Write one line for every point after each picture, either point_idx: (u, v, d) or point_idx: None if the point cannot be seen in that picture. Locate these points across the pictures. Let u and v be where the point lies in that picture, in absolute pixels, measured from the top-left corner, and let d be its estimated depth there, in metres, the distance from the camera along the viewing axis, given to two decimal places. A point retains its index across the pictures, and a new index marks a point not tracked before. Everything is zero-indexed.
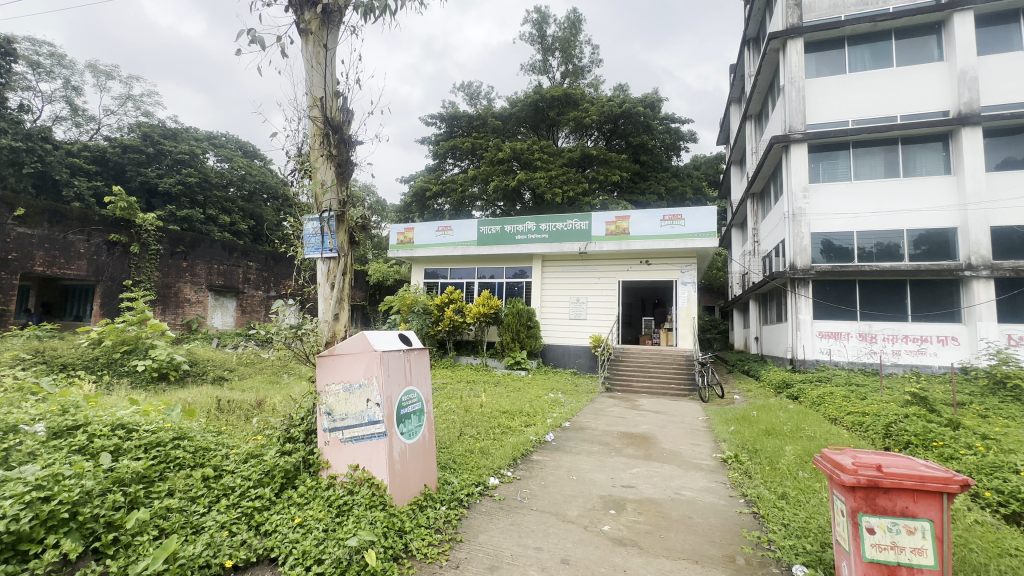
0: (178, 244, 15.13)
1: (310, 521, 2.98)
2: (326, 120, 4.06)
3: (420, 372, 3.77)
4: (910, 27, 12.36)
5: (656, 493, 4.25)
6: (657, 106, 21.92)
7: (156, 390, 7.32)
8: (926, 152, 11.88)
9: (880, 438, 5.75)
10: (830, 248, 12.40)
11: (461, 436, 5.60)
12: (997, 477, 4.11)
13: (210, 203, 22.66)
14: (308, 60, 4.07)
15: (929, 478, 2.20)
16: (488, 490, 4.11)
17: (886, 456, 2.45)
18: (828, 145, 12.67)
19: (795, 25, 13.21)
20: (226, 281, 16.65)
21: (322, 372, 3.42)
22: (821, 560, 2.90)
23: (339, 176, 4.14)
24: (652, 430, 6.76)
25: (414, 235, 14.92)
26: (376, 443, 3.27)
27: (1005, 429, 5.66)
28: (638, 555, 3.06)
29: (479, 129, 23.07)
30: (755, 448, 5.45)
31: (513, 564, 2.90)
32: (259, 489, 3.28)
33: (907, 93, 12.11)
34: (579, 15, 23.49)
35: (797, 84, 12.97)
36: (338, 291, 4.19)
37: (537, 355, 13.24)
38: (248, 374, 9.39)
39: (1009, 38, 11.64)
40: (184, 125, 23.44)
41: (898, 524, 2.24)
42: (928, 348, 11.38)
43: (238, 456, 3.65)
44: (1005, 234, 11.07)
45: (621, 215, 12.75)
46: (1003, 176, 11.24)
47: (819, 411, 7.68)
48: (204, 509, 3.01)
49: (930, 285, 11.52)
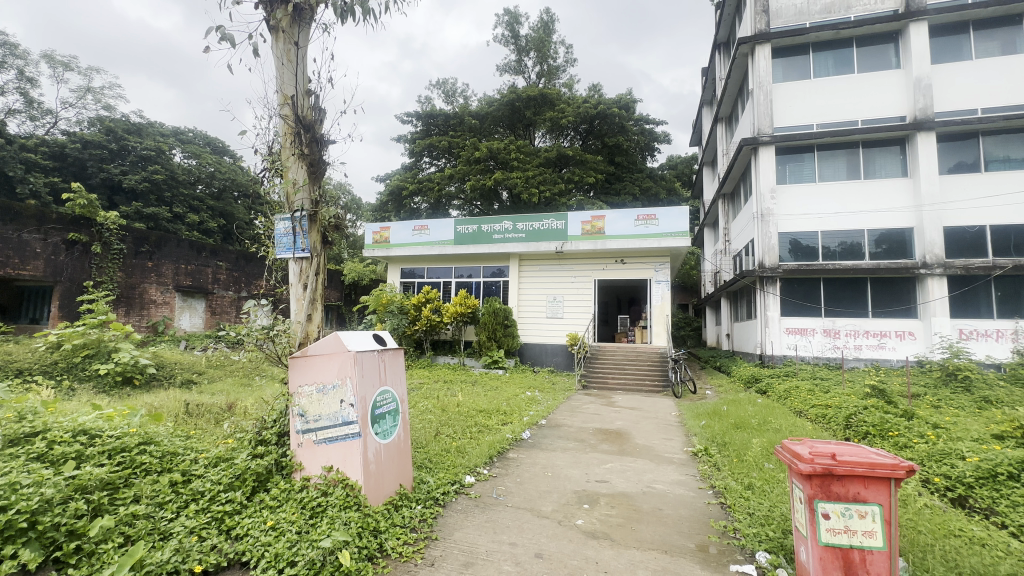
0: (143, 244, 14.60)
1: (283, 524, 2.95)
2: (298, 118, 4.02)
3: (395, 373, 3.77)
4: (871, 35, 12.89)
5: (629, 487, 4.36)
6: (631, 107, 22.24)
7: (120, 395, 7.05)
8: (885, 155, 12.44)
9: (841, 429, 6.01)
10: (797, 248, 12.83)
11: (438, 435, 5.61)
12: (946, 464, 4.35)
13: (177, 200, 21.88)
14: (278, 57, 4.02)
15: (879, 464, 2.34)
16: (464, 488, 4.13)
17: (841, 445, 2.58)
18: (794, 148, 13.13)
19: (762, 31, 13.56)
20: (195, 282, 16.16)
21: (293, 374, 3.40)
22: (782, 546, 3.05)
23: (312, 175, 4.10)
24: (626, 426, 6.90)
25: (390, 234, 14.81)
26: (350, 443, 3.27)
27: (955, 419, 5.97)
28: (610, 547, 3.15)
29: (455, 128, 23.00)
30: (723, 441, 5.62)
31: (488, 560, 2.94)
32: (230, 493, 3.23)
33: (867, 99, 12.65)
34: (553, 16, 23.63)
35: (764, 88, 13.37)
36: (311, 291, 4.15)
37: (513, 354, 13.30)
38: (218, 376, 9.12)
39: (960, 48, 12.23)
40: (148, 120, 22.68)
41: (850, 509, 2.38)
42: (887, 343, 11.93)
43: (206, 460, 3.59)
44: (957, 234, 11.69)
45: (597, 215, 12.92)
46: (955, 180, 11.87)
47: (786, 404, 7.94)
48: (172, 515, 2.96)
49: (889, 283, 12.06)
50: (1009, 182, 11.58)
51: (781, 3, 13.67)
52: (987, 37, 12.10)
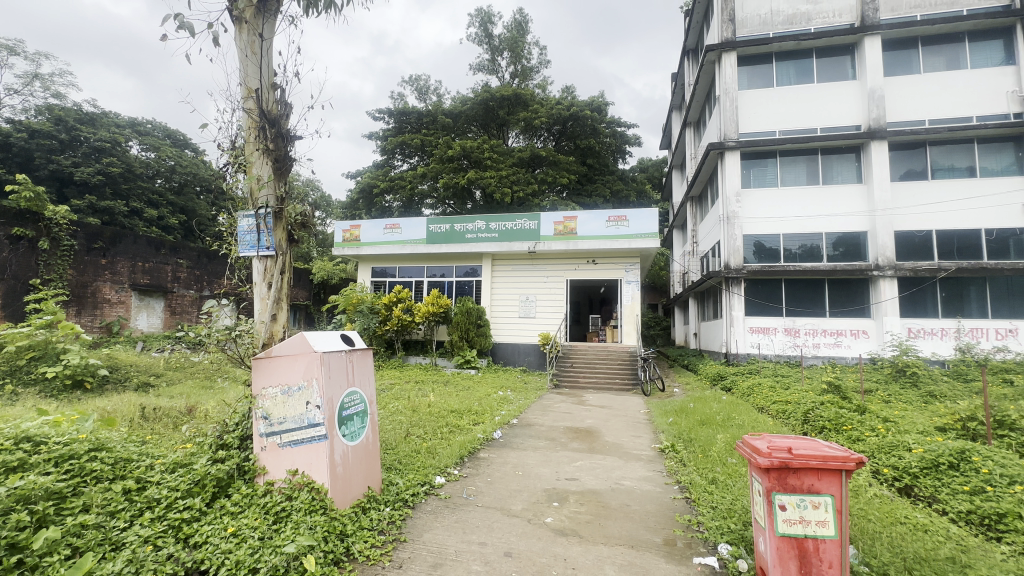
0: (96, 240, 13.88)
1: (245, 530, 2.86)
2: (263, 113, 3.91)
3: (363, 374, 3.72)
4: (829, 47, 13.47)
5: (598, 484, 4.42)
6: (604, 110, 22.53)
7: (70, 399, 6.69)
8: (842, 162, 13.04)
9: (799, 424, 6.28)
10: (761, 249, 13.29)
11: (408, 435, 5.55)
12: (895, 456, 4.59)
13: (134, 194, 20.89)
14: (242, 49, 3.89)
15: (831, 457, 2.46)
16: (434, 489, 4.10)
17: (796, 439, 2.70)
18: (758, 153, 13.59)
19: (729, 39, 13.93)
20: (153, 280, 15.46)
21: (257, 375, 3.31)
22: (743, 538, 3.16)
23: (277, 172, 4.00)
24: (596, 424, 7.02)
25: (361, 232, 14.57)
26: (316, 446, 3.20)
27: (903, 413, 6.31)
28: (578, 544, 3.19)
29: (429, 126, 22.84)
30: (689, 437, 5.78)
31: (457, 561, 2.93)
32: (188, 500, 3.11)
33: (825, 108, 13.21)
34: (527, 16, 23.69)
35: (730, 95, 13.76)
36: (276, 290, 4.03)
37: (486, 354, 13.29)
38: (178, 379, 8.76)
39: (910, 63, 12.92)
40: (102, 110, 21.57)
41: (805, 500, 2.49)
42: (843, 341, 12.51)
43: (163, 466, 3.45)
44: (907, 237, 12.39)
45: (569, 215, 13.04)
46: (905, 187, 12.54)
47: (749, 401, 8.24)
48: (126, 524, 2.83)
49: (845, 284, 12.64)
50: (953, 190, 12.32)
51: (747, 13, 14.07)
52: (934, 52, 12.83)
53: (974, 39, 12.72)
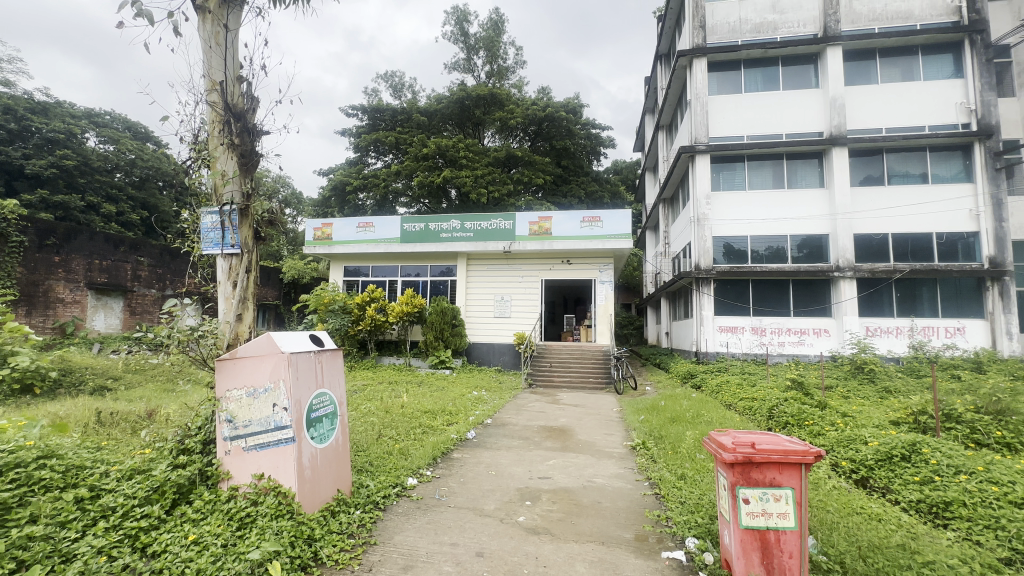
0: (49, 236, 13.14)
1: (207, 537, 2.77)
2: (228, 106, 3.79)
3: (333, 374, 3.64)
4: (794, 56, 13.96)
5: (571, 482, 4.47)
6: (578, 112, 22.74)
7: (18, 405, 6.31)
8: (805, 167, 13.54)
9: (764, 420, 6.50)
10: (730, 251, 13.65)
11: (380, 437, 5.48)
12: (852, 449, 4.80)
13: (91, 188, 19.92)
14: (205, 40, 3.76)
15: (792, 451, 2.55)
16: (406, 490, 4.06)
17: (759, 434, 2.78)
18: (727, 157, 13.96)
19: (700, 45, 14.24)
20: (111, 279, 14.77)
21: (221, 377, 3.20)
22: (709, 531, 3.24)
23: (243, 167, 3.88)
24: (570, 423, 7.09)
25: (333, 230, 14.30)
26: (283, 449, 3.12)
27: (861, 408, 6.61)
28: (549, 542, 3.21)
29: (403, 123, 22.59)
30: (660, 435, 5.89)
31: (428, 562, 2.90)
32: (146, 507, 2.99)
33: (790, 115, 13.69)
34: (502, 16, 23.68)
35: (701, 100, 14.09)
36: (242, 290, 3.92)
37: (461, 354, 13.23)
38: (137, 382, 8.40)
39: (868, 73, 13.52)
40: (56, 100, 20.47)
41: (767, 493, 2.57)
42: (806, 339, 12.99)
43: (119, 474, 3.30)
44: (865, 240, 12.96)
45: (544, 216, 13.10)
46: (864, 192, 13.11)
47: (717, 398, 8.46)
48: (78, 535, 2.70)
49: (809, 285, 13.12)
50: (908, 195, 12.94)
51: (716, 20, 14.42)
52: (891, 63, 13.45)
53: (926, 52, 13.40)
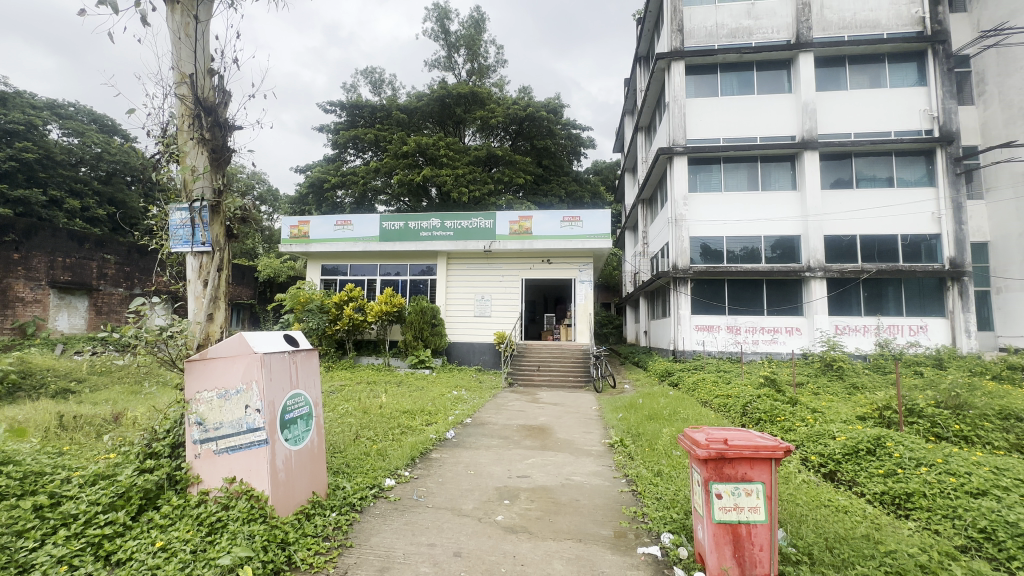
0: (7, 233, 12.53)
1: (175, 543, 2.69)
2: (198, 100, 3.69)
3: (308, 374, 3.58)
4: (769, 61, 14.29)
5: (549, 480, 4.49)
6: (559, 112, 22.84)
7: None
8: (779, 169, 13.90)
9: (738, 416, 6.66)
10: (706, 251, 13.91)
11: (357, 438, 5.41)
12: (821, 444, 4.95)
13: (54, 182, 19.12)
14: (174, 31, 3.65)
15: (763, 447, 2.62)
16: (383, 491, 4.02)
17: (731, 431, 2.85)
18: (704, 159, 14.22)
19: (678, 48, 14.45)
20: (75, 277, 14.21)
21: (190, 379, 3.13)
22: (684, 527, 3.31)
23: (214, 163, 3.79)
24: (549, 421, 7.14)
25: (310, 228, 14.05)
26: (255, 452, 3.05)
27: (829, 404, 6.83)
28: (527, 540, 3.22)
29: (383, 121, 22.32)
30: (637, 432, 5.97)
31: (405, 564, 2.88)
32: (110, 514, 2.89)
33: (765, 119, 14.02)
34: (483, 14, 23.61)
35: (678, 102, 14.31)
36: (213, 289, 3.82)
37: (441, 353, 13.16)
38: (103, 384, 8.10)
39: (838, 79, 13.95)
40: (16, 90, 19.55)
41: (739, 488, 2.63)
42: (779, 338, 13.33)
43: (82, 479, 3.18)
44: (835, 241, 13.38)
45: (524, 215, 13.12)
46: (834, 195, 13.53)
47: (694, 396, 8.63)
48: (36, 544, 2.59)
49: (782, 285, 13.46)
50: (875, 198, 13.41)
51: (694, 24, 14.64)
52: (860, 70, 13.90)
53: (893, 60, 13.90)
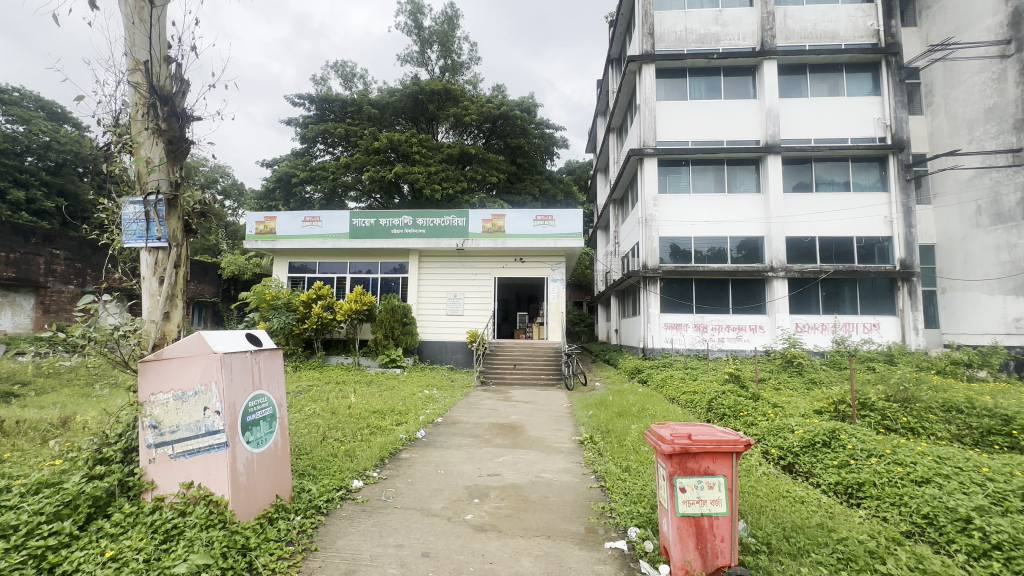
0: None
1: (127, 552, 2.57)
2: (153, 88, 3.52)
3: (271, 375, 3.47)
4: (735, 66, 14.72)
5: (519, 478, 4.51)
6: (533, 111, 22.88)
7: None
8: (744, 172, 14.36)
9: (704, 412, 6.85)
10: (675, 251, 14.23)
11: (324, 439, 5.30)
12: (780, 437, 5.16)
13: None
14: (128, 15, 3.50)
15: (724, 440, 2.70)
16: (351, 493, 3.95)
17: (695, 426, 2.92)
18: (673, 161, 14.55)
19: (648, 51, 14.72)
20: (20, 274, 13.36)
21: (146, 380, 2.99)
22: (650, 521, 3.38)
23: (170, 155, 3.63)
24: (520, 419, 7.17)
25: (276, 224, 13.62)
26: (214, 455, 2.93)
27: (789, 399, 7.10)
28: (496, 538, 3.23)
29: (353, 115, 21.87)
30: (607, 429, 6.06)
31: (371, 565, 2.84)
32: (55, 524, 2.73)
33: (731, 123, 14.44)
34: (457, 11, 23.43)
35: (649, 104, 14.58)
36: (170, 286, 3.63)
37: (412, 352, 13.02)
38: (50, 387, 7.64)
39: (800, 86, 14.49)
40: None
41: (702, 482, 2.71)
42: (743, 335, 13.76)
43: (23, 488, 2.99)
44: (796, 242, 13.92)
45: (497, 214, 13.10)
46: (796, 198, 14.06)
47: (662, 392, 8.82)
48: None
49: (746, 285, 13.91)
50: (833, 202, 14.01)
51: (665, 28, 14.93)
52: (820, 79, 14.49)
53: (850, 70, 14.54)
